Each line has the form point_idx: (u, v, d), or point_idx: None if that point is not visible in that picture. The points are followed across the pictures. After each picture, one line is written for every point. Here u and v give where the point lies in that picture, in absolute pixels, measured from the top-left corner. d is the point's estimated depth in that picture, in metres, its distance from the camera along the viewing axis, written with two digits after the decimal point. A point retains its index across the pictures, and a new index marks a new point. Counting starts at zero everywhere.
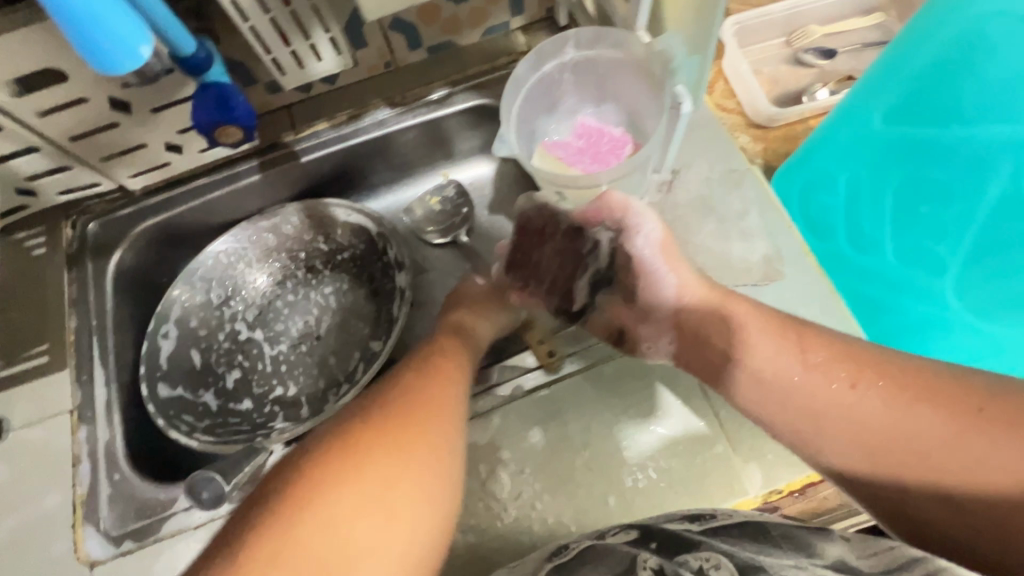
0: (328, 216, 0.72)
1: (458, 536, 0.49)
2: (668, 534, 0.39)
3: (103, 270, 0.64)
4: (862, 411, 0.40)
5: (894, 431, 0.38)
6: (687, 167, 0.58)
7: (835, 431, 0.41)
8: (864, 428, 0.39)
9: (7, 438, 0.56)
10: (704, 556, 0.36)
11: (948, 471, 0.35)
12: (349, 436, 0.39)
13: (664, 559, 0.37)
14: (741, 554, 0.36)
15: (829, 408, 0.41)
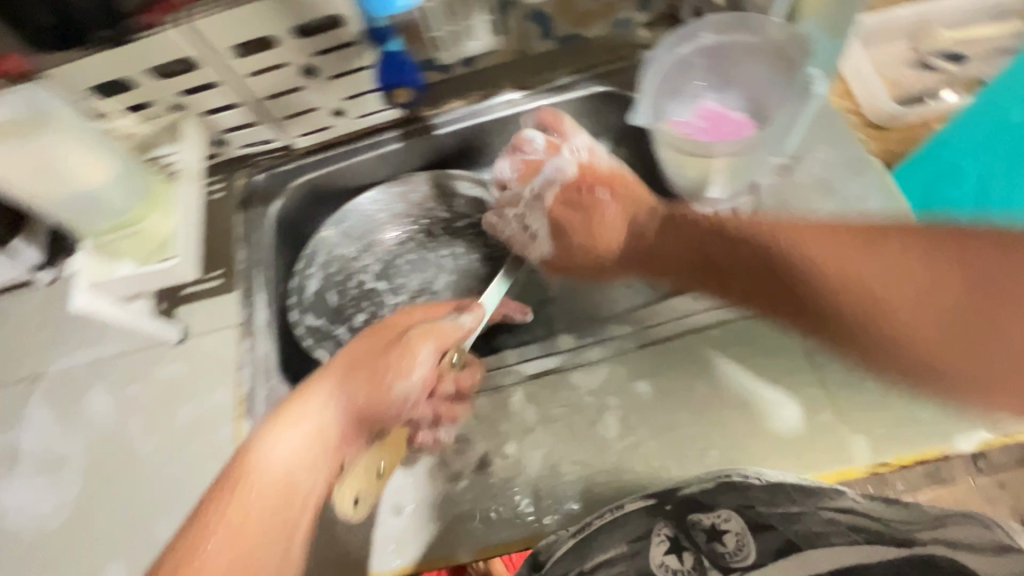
0: (450, 185, 0.80)
1: (565, 467, 0.54)
2: (683, 502, 0.45)
3: (266, 214, 0.75)
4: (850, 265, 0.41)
5: (822, 280, 0.42)
6: (808, 153, 0.60)
7: (797, 302, 0.45)
8: (815, 285, 0.43)
9: (188, 342, 0.67)
10: (716, 515, 0.46)
11: (898, 301, 0.38)
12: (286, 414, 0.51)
13: (677, 527, 0.47)
14: (757, 511, 0.45)
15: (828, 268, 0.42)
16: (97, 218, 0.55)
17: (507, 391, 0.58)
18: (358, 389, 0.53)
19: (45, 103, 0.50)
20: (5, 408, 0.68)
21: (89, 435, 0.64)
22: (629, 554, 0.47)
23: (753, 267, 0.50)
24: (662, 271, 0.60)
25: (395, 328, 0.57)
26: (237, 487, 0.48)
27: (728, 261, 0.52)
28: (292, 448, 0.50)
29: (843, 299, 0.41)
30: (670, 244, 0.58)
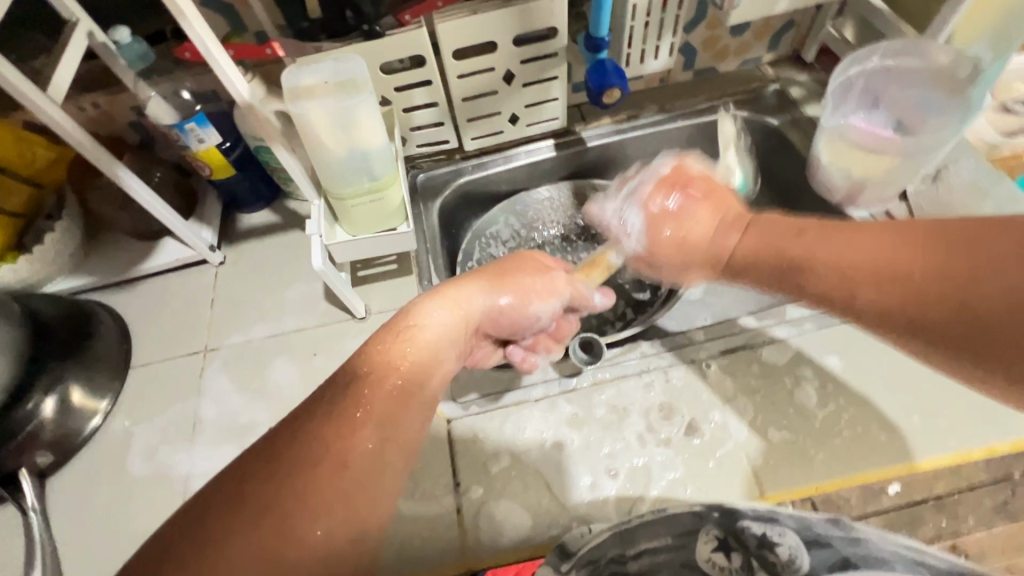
0: (593, 192, 0.88)
1: (773, 433, 0.56)
2: (732, 512, 0.49)
3: (431, 210, 0.80)
4: (850, 265, 0.42)
5: (901, 274, 0.39)
6: (952, 164, 0.69)
7: (874, 278, 0.41)
8: (863, 270, 0.41)
9: (369, 319, 0.70)
10: (770, 526, 0.48)
11: (971, 289, 0.36)
12: (426, 300, 0.48)
13: (725, 529, 0.49)
14: (815, 530, 0.48)
15: (830, 265, 0.43)
16: (347, 184, 0.55)
17: (702, 364, 0.61)
18: (477, 301, 0.50)
19: (355, 66, 0.51)
20: (179, 381, 0.68)
21: (273, 405, 0.65)
22: (673, 547, 0.49)
23: (847, 267, 0.42)
24: (755, 268, 0.51)
25: (514, 264, 0.55)
26: (338, 384, 0.40)
27: (814, 256, 0.45)
28: (421, 338, 0.45)
29: (889, 291, 0.40)
30: (758, 238, 0.50)
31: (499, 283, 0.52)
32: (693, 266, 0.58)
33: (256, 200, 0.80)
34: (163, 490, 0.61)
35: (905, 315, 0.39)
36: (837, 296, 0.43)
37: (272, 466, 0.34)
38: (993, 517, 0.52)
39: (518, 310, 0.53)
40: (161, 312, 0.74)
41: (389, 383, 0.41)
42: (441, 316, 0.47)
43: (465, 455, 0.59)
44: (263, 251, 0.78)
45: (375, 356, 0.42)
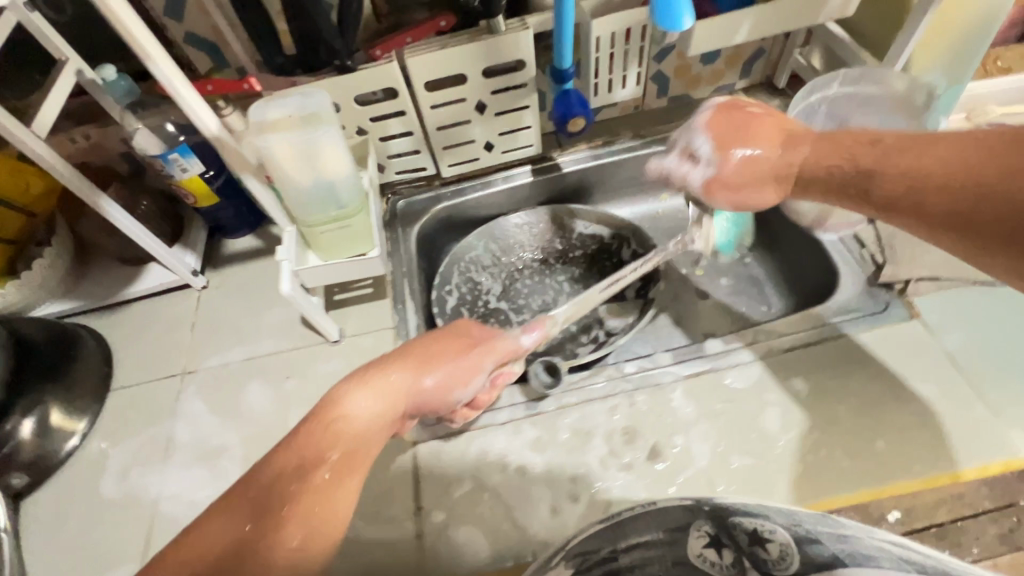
0: (571, 218, 0.87)
1: (736, 458, 0.56)
2: (723, 506, 0.44)
3: (409, 234, 0.82)
4: (915, 169, 0.45)
5: (963, 173, 0.42)
6: None
7: (917, 179, 0.45)
8: (918, 175, 0.45)
9: (343, 342, 0.71)
10: (759, 522, 0.43)
11: (1009, 188, 0.39)
12: (363, 371, 0.48)
13: (714, 525, 0.44)
14: (806, 527, 0.42)
15: (901, 170, 0.46)
16: (314, 212, 0.57)
17: (666, 388, 0.62)
18: (401, 386, 0.49)
19: (319, 100, 0.53)
20: (155, 403, 0.70)
21: (245, 427, 0.66)
22: (666, 542, 0.45)
23: (908, 169, 0.46)
24: (810, 179, 0.54)
25: (444, 343, 0.54)
26: (265, 478, 0.42)
27: (878, 169, 0.48)
28: (352, 417, 0.46)
29: (935, 192, 0.43)
30: (818, 157, 0.53)
31: (430, 359, 0.51)
32: (760, 185, 0.58)
33: (240, 226, 0.83)
34: (133, 512, 0.62)
35: (954, 212, 0.42)
36: (886, 200, 0.47)
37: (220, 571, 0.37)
38: (1000, 545, 0.51)
39: (446, 390, 0.52)
40: (143, 335, 0.76)
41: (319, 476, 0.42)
42: (363, 404, 0.46)
43: (428, 479, 0.59)
44: (244, 275, 0.80)
45: (309, 435, 0.44)
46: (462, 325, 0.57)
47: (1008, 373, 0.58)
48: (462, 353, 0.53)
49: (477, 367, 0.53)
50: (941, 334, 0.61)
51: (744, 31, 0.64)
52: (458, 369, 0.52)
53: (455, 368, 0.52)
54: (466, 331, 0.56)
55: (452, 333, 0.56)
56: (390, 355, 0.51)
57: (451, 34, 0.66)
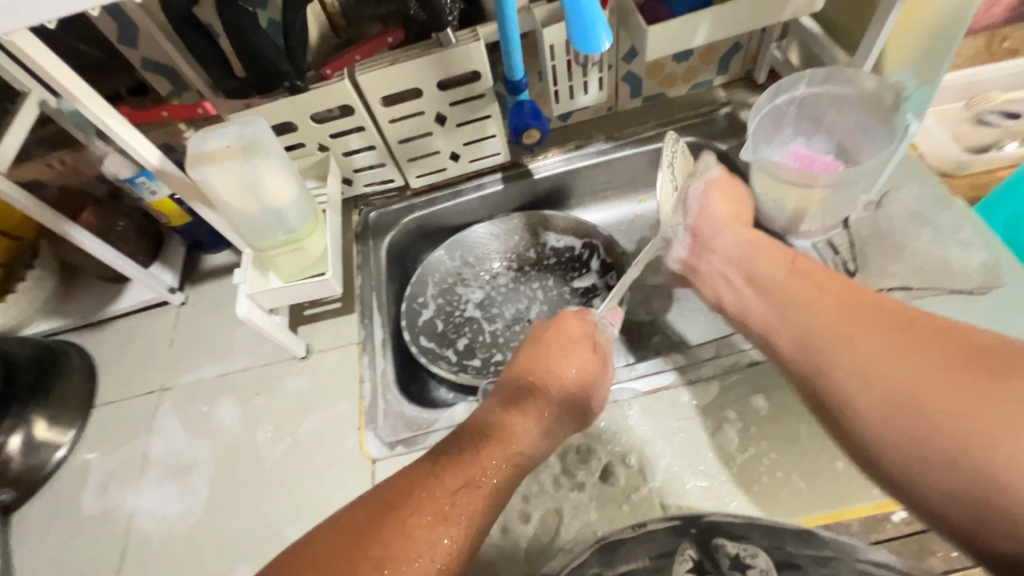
0: (544, 226, 0.86)
1: (690, 479, 0.55)
2: (708, 526, 0.51)
3: (379, 246, 0.82)
4: (869, 369, 0.44)
5: (906, 415, 0.40)
6: (896, 188, 0.66)
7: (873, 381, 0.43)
8: (870, 380, 0.43)
9: (310, 357, 0.72)
10: (743, 546, 0.50)
11: (983, 452, 0.35)
12: (530, 393, 0.56)
13: (701, 553, 0.51)
14: (786, 550, 0.49)
15: (880, 369, 0.43)
16: (264, 237, 0.58)
17: (624, 405, 0.61)
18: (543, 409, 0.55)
19: (255, 130, 0.55)
20: (135, 419, 0.72)
21: (216, 443, 0.68)
22: (652, 568, 0.51)
23: (857, 368, 0.44)
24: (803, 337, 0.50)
25: (556, 352, 0.59)
26: (448, 484, 0.46)
27: (841, 355, 0.46)
28: (521, 441, 0.52)
29: (883, 397, 0.42)
30: (816, 334, 0.49)
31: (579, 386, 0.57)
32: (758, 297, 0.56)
33: (217, 242, 0.84)
34: (111, 526, 0.65)
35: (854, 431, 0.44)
36: (819, 397, 0.47)
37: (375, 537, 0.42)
38: None
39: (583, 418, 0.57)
40: (125, 352, 0.78)
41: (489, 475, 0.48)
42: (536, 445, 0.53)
43: None
44: (221, 290, 0.82)
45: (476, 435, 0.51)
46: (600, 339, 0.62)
47: None
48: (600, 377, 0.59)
49: (604, 376, 0.59)
50: None
51: (701, 33, 0.61)
52: (594, 389, 0.58)
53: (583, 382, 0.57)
54: (577, 334, 0.61)
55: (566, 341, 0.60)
56: (544, 362, 0.59)
57: (401, 48, 0.65)
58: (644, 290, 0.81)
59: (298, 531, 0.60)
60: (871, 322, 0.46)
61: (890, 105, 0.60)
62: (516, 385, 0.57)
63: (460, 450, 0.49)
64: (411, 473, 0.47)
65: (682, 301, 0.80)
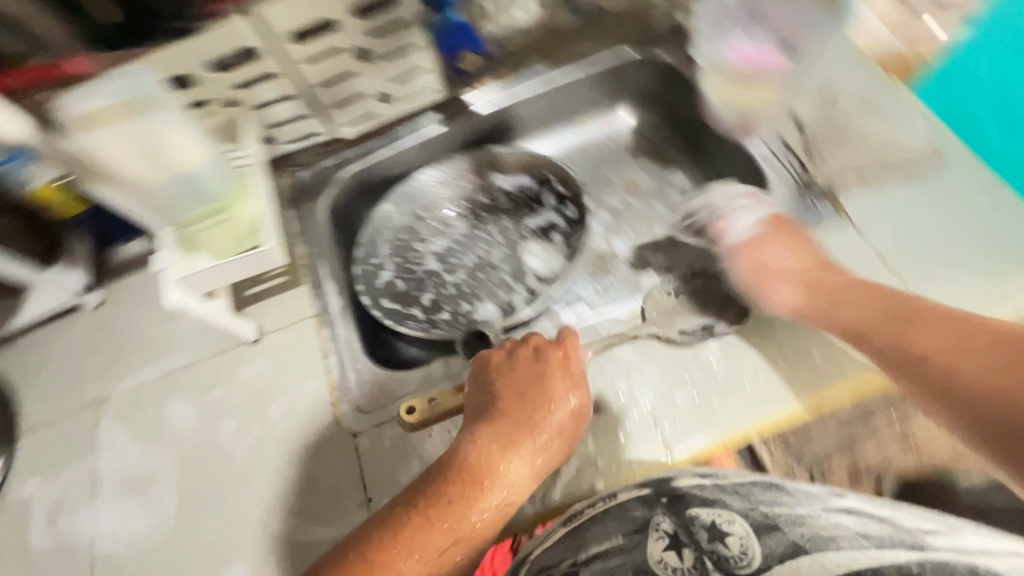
0: (492, 165, 0.81)
1: (680, 394, 0.56)
2: (678, 494, 0.47)
3: (318, 208, 0.75)
4: (955, 352, 0.43)
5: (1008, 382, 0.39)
6: (844, 76, 0.65)
7: (962, 351, 0.43)
8: (951, 362, 0.43)
9: (263, 339, 0.66)
10: (717, 512, 0.45)
11: (1018, 402, 0.38)
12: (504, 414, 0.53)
13: (676, 522, 0.46)
14: (761, 511, 0.45)
15: (953, 356, 0.43)
16: None
17: (604, 334, 0.60)
18: (534, 450, 0.51)
19: (147, 81, 0.46)
20: (73, 440, 0.64)
21: (173, 447, 0.62)
22: (626, 550, 0.46)
23: (943, 354, 0.44)
24: (865, 337, 0.49)
25: (556, 385, 0.54)
26: (410, 525, 0.47)
27: (911, 341, 0.46)
28: (495, 469, 0.50)
29: (962, 356, 0.42)
30: (851, 309, 0.51)
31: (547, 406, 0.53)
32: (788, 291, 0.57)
33: (126, 229, 0.73)
34: (72, 555, 0.58)
35: (940, 394, 0.42)
36: (899, 378, 0.46)
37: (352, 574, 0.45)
38: None
39: (571, 442, 0.53)
40: (42, 368, 0.69)
41: (464, 514, 0.48)
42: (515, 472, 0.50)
43: (374, 466, 0.57)
44: (144, 282, 0.73)
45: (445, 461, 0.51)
46: (570, 359, 0.57)
47: (939, 261, 0.56)
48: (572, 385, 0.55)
49: (581, 389, 0.55)
50: (870, 231, 0.59)
51: None
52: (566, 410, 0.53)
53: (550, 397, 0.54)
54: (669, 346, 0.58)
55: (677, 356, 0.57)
56: (510, 388, 0.55)
57: None
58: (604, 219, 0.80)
59: (287, 520, 0.56)
60: (940, 322, 0.46)
61: None
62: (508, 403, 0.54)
63: (431, 503, 0.48)
64: (393, 522, 0.47)
65: (639, 223, 0.79)
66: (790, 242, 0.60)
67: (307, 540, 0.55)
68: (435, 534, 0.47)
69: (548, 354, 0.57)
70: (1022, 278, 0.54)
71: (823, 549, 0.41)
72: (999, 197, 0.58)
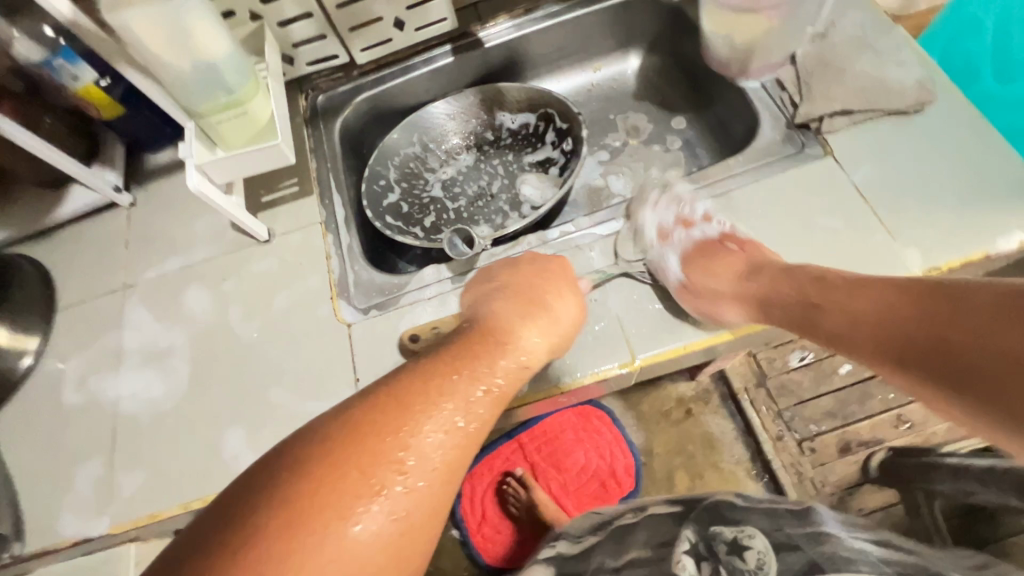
0: (498, 100, 0.84)
1: (650, 304, 0.59)
2: (702, 507, 0.61)
3: (332, 128, 0.80)
4: (871, 310, 0.47)
5: (910, 321, 0.44)
6: (841, 18, 0.67)
7: (873, 305, 0.47)
8: (873, 320, 0.47)
9: (274, 240, 0.72)
10: (738, 530, 0.56)
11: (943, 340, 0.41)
12: (513, 300, 0.55)
13: (699, 534, 0.57)
14: (784, 534, 0.54)
15: (869, 311, 0.47)
16: (202, 99, 0.56)
17: (585, 250, 0.64)
18: (550, 323, 0.54)
19: None
20: (101, 316, 0.72)
21: (189, 328, 0.68)
22: (654, 556, 0.57)
23: (859, 317, 0.48)
24: (779, 304, 0.55)
25: (559, 280, 0.58)
26: (432, 382, 0.44)
27: (833, 307, 0.50)
28: (512, 342, 0.51)
29: (874, 326, 0.47)
30: (783, 293, 0.54)
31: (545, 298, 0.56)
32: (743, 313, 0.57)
33: (157, 138, 0.79)
34: (97, 412, 0.66)
35: (872, 347, 0.47)
36: (833, 333, 0.50)
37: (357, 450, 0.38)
38: None
39: (573, 330, 0.56)
40: (77, 256, 0.76)
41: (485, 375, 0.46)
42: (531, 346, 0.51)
43: (365, 353, 0.63)
44: (172, 188, 0.79)
45: (459, 336, 0.51)
46: (562, 269, 0.60)
47: (914, 195, 0.58)
48: (570, 288, 0.58)
49: (577, 293, 0.57)
50: (851, 167, 0.61)
51: None
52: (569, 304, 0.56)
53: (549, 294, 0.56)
54: (696, 298, 0.58)
55: (706, 312, 0.57)
56: (512, 285, 0.57)
57: None
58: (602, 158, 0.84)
59: (285, 395, 0.63)
60: (854, 284, 0.49)
61: None
62: (510, 295, 0.56)
63: (455, 357, 0.47)
64: (421, 368, 0.45)
65: (636, 163, 0.82)
66: (707, 257, 0.62)
67: (301, 413, 0.62)
68: (462, 385, 0.45)
69: (543, 262, 0.60)
70: (996, 214, 0.55)
71: (837, 566, 0.48)
72: (983, 139, 0.59)
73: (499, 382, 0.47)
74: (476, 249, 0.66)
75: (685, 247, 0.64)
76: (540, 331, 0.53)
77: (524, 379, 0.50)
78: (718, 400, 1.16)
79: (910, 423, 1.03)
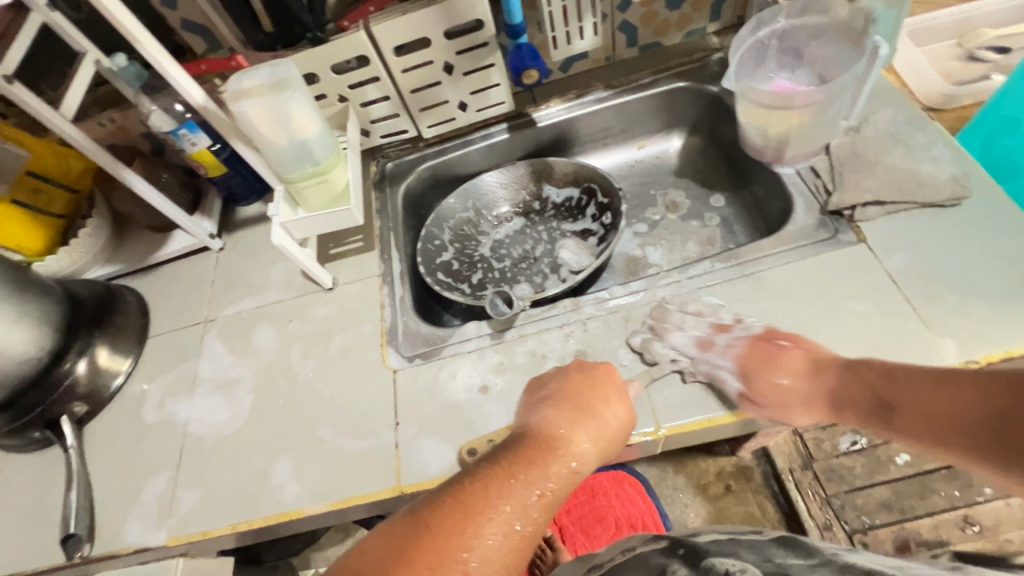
0: (547, 172, 0.92)
1: (676, 374, 0.61)
2: (691, 543, 0.49)
3: (396, 192, 0.89)
4: (923, 402, 0.45)
5: (954, 419, 0.42)
6: (873, 115, 0.72)
7: (929, 403, 0.44)
8: (930, 420, 0.44)
9: (336, 288, 0.80)
10: (732, 560, 0.44)
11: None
12: (564, 402, 0.55)
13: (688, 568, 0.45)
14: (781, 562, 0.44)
15: (925, 405, 0.45)
16: (293, 168, 0.66)
17: (617, 316, 0.68)
18: (599, 427, 0.53)
19: (286, 68, 0.63)
20: (184, 346, 0.81)
21: (256, 361, 0.77)
22: None
23: (919, 415, 0.45)
24: (845, 397, 0.53)
25: (609, 386, 0.58)
26: (492, 485, 0.44)
27: (899, 403, 0.48)
28: (568, 448, 0.50)
29: (924, 425, 0.45)
30: (839, 389, 0.54)
31: (591, 402, 0.55)
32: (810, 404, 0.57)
33: (249, 195, 0.92)
34: (170, 431, 0.74)
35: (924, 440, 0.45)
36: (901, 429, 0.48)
37: (421, 551, 0.39)
38: None
39: (622, 435, 0.55)
40: (171, 291, 0.88)
41: (543, 481, 0.47)
42: (584, 448, 0.51)
43: (407, 397, 0.68)
44: (255, 237, 0.90)
45: (516, 437, 0.51)
46: (607, 373, 0.59)
47: (949, 286, 0.59)
48: (618, 393, 0.57)
49: (629, 411, 0.57)
50: (884, 254, 0.63)
51: None
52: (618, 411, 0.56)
53: (598, 401, 0.55)
54: (764, 407, 0.57)
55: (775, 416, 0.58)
56: (561, 389, 0.57)
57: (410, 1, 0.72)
58: (641, 229, 0.89)
59: (331, 432, 0.68)
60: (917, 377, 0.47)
61: (870, 48, 0.65)
62: (562, 397, 0.56)
63: (513, 460, 0.47)
64: (480, 471, 0.46)
65: (674, 235, 0.87)
66: (764, 364, 0.58)
67: (343, 450, 0.67)
68: (522, 492, 0.45)
69: (588, 366, 0.60)
70: None
71: None
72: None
73: (554, 487, 0.47)
74: (516, 310, 0.71)
75: (737, 351, 0.60)
76: (591, 436, 0.52)
77: (574, 485, 0.50)
78: (761, 479, 1.11)
79: (979, 528, 0.92)
